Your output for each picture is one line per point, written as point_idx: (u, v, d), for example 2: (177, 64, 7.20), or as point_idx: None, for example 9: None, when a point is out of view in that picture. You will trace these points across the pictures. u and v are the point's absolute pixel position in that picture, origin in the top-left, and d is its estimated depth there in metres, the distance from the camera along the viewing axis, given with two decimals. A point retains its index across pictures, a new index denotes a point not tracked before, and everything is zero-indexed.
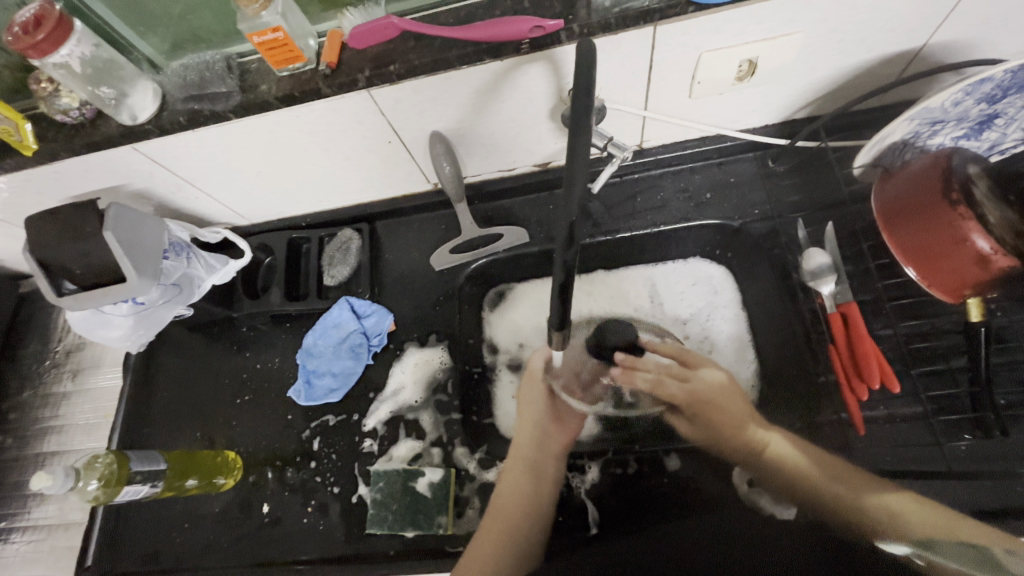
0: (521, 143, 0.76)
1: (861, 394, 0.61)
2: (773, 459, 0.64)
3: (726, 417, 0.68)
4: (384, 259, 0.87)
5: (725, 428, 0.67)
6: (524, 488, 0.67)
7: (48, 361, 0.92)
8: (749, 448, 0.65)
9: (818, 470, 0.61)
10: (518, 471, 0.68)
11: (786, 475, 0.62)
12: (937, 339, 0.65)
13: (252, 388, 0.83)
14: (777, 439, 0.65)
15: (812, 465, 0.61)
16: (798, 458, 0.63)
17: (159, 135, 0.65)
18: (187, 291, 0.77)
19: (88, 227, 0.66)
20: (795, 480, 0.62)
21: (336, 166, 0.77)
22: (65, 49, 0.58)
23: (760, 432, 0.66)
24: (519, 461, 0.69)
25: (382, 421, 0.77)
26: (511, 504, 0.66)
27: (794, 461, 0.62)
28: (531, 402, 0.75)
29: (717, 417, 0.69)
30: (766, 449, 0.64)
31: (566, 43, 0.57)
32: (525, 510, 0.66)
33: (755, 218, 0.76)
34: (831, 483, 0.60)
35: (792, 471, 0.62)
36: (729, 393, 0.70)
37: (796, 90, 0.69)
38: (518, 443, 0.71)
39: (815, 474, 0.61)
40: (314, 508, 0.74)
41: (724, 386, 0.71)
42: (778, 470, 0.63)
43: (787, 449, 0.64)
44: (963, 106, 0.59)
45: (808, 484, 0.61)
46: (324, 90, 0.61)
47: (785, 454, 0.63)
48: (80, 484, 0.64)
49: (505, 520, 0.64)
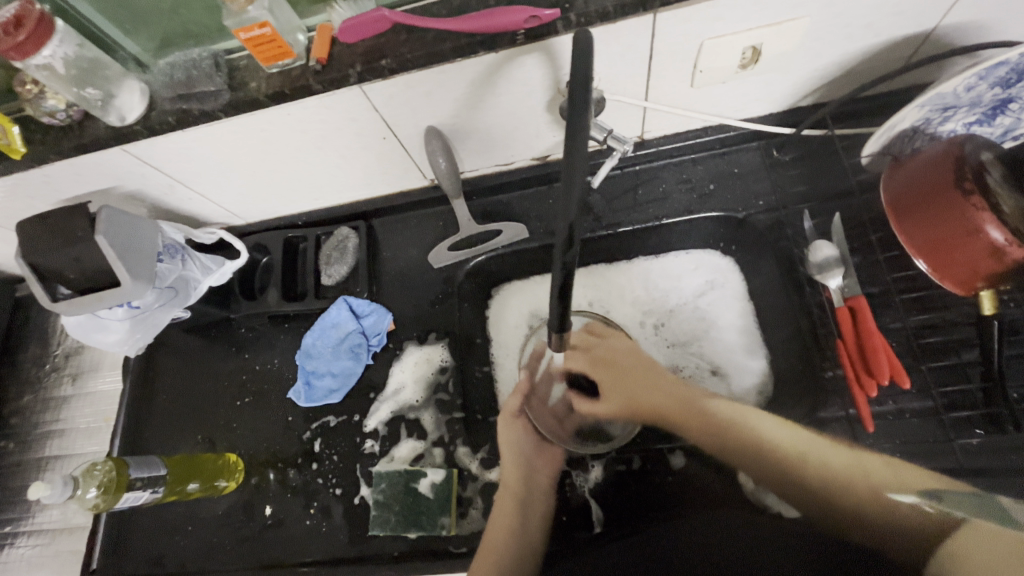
0: (518, 137, 0.74)
1: (869, 390, 0.59)
2: (761, 441, 0.61)
3: (644, 385, 0.71)
4: (381, 257, 0.85)
5: (645, 400, 0.70)
6: (510, 517, 0.65)
7: (48, 365, 0.91)
8: (731, 433, 0.63)
9: (795, 441, 0.60)
10: (505, 511, 0.66)
11: (774, 460, 0.60)
12: (948, 332, 0.63)
13: (252, 389, 0.82)
14: (763, 422, 0.62)
15: (805, 441, 0.60)
16: (787, 439, 0.60)
17: (149, 136, 0.64)
18: (183, 293, 0.76)
19: (80, 231, 0.66)
20: (784, 459, 0.59)
21: (331, 164, 0.75)
22: (48, 49, 0.56)
23: (704, 404, 0.67)
24: (507, 490, 0.68)
25: (382, 422, 0.76)
26: (496, 533, 0.64)
27: (729, 425, 0.64)
28: (511, 438, 0.72)
29: (633, 387, 0.72)
30: (727, 424, 0.64)
31: (563, 34, 0.55)
32: (511, 535, 0.64)
33: (760, 210, 0.74)
34: (827, 467, 0.57)
35: (755, 440, 0.62)
36: (643, 359, 0.73)
37: (802, 77, 0.67)
38: (506, 483, 0.68)
39: (815, 455, 0.59)
40: (316, 510, 0.73)
41: (632, 351, 0.74)
42: (743, 438, 0.62)
43: (730, 414, 0.65)
44: (976, 92, 0.57)
45: (787, 464, 0.59)
46: (315, 87, 0.60)
47: (725, 420, 0.64)
48: (79, 493, 0.63)
49: (491, 558, 0.63)
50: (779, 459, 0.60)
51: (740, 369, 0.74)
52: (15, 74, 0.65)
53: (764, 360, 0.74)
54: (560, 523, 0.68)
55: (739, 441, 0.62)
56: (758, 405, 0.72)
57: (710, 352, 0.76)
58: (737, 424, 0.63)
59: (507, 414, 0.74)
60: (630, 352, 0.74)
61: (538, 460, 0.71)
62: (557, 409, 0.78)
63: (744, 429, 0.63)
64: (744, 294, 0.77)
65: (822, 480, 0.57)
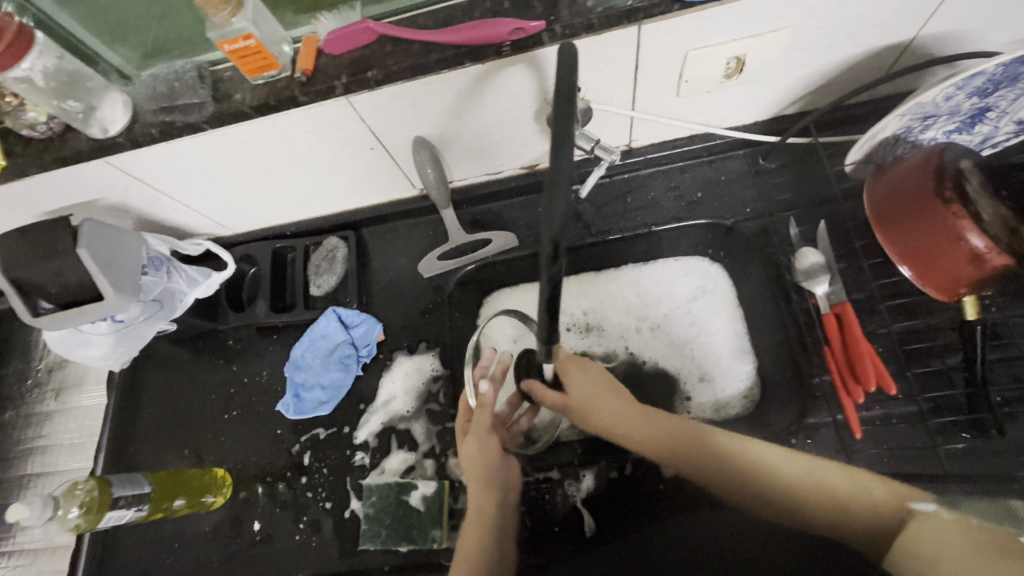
0: (506, 147, 0.74)
1: (857, 397, 0.58)
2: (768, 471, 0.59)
3: (610, 400, 0.68)
4: (370, 266, 0.85)
5: (609, 416, 0.67)
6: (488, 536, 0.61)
7: (30, 380, 0.90)
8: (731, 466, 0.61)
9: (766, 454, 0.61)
10: (476, 527, 0.62)
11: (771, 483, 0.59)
12: (932, 338, 0.64)
13: (240, 402, 0.81)
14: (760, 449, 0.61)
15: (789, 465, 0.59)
16: (791, 467, 0.59)
17: (132, 148, 0.63)
18: (169, 305, 0.76)
19: (62, 245, 0.65)
20: (751, 474, 0.60)
21: (319, 174, 0.75)
22: (27, 62, 0.55)
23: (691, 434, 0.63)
24: (487, 509, 0.63)
25: (373, 433, 0.75)
26: (469, 550, 0.59)
27: (688, 438, 0.64)
28: (478, 451, 0.66)
29: (601, 401, 0.68)
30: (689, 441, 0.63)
31: (548, 45, 0.56)
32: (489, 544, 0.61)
33: (746, 216, 0.75)
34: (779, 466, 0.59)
35: (713, 451, 0.62)
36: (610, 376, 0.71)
37: (785, 86, 0.68)
38: (480, 504, 0.63)
39: (767, 460, 0.60)
40: (307, 524, 0.73)
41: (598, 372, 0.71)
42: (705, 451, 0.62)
43: (691, 430, 0.64)
44: (954, 101, 0.58)
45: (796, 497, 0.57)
46: (300, 98, 0.60)
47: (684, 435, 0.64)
48: (60, 513, 0.60)
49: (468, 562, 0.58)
50: (738, 474, 0.60)
51: (728, 375, 0.75)
52: None
53: (752, 364, 0.74)
54: (529, 530, 0.69)
55: (697, 455, 0.62)
56: (746, 410, 0.73)
57: (700, 358, 0.77)
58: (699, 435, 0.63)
59: (481, 428, 0.67)
60: (599, 370, 0.71)
61: (509, 475, 0.68)
62: (503, 412, 0.75)
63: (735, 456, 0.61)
64: (733, 301, 0.78)
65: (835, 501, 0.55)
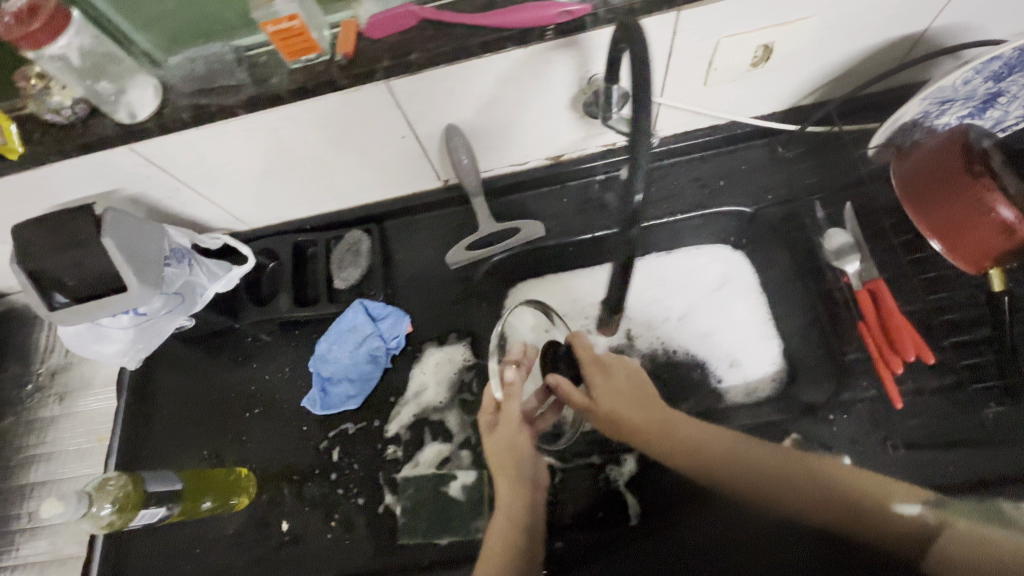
0: (535, 136, 0.75)
1: (895, 367, 0.60)
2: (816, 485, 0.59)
3: (636, 404, 0.65)
4: (395, 259, 0.84)
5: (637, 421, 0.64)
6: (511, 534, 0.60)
7: (30, 385, 0.85)
8: (771, 478, 0.60)
9: (774, 458, 0.61)
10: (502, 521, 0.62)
11: (804, 489, 0.59)
12: (958, 312, 0.66)
13: (263, 400, 0.79)
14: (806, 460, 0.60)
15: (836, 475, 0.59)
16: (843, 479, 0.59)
17: (161, 133, 0.61)
18: (189, 300, 0.73)
19: (84, 233, 0.63)
20: (764, 478, 0.60)
21: (346, 164, 0.75)
22: (65, 40, 0.52)
23: (731, 444, 0.62)
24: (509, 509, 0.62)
25: (404, 426, 0.74)
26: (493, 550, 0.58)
27: (727, 452, 0.62)
28: (505, 447, 0.65)
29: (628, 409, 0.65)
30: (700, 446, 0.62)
31: (591, 29, 0.57)
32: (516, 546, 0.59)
33: (770, 203, 0.77)
34: (812, 474, 0.59)
35: (730, 456, 0.61)
36: (638, 380, 0.69)
37: (806, 76, 0.71)
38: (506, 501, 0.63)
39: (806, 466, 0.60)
40: (338, 523, 0.70)
41: (631, 374, 0.69)
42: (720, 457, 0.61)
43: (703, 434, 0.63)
44: (972, 85, 0.61)
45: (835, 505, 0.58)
46: (340, 81, 0.59)
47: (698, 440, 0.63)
48: (92, 510, 0.57)
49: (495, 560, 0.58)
50: (756, 475, 0.60)
51: (761, 358, 0.75)
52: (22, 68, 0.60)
53: (779, 346, 0.75)
54: (574, 516, 0.68)
55: (711, 461, 0.61)
56: (777, 391, 0.73)
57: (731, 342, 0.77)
58: (718, 439, 0.62)
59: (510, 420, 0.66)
60: (627, 377, 0.69)
61: (536, 474, 0.67)
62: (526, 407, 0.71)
63: (774, 465, 0.60)
64: (757, 286, 0.79)
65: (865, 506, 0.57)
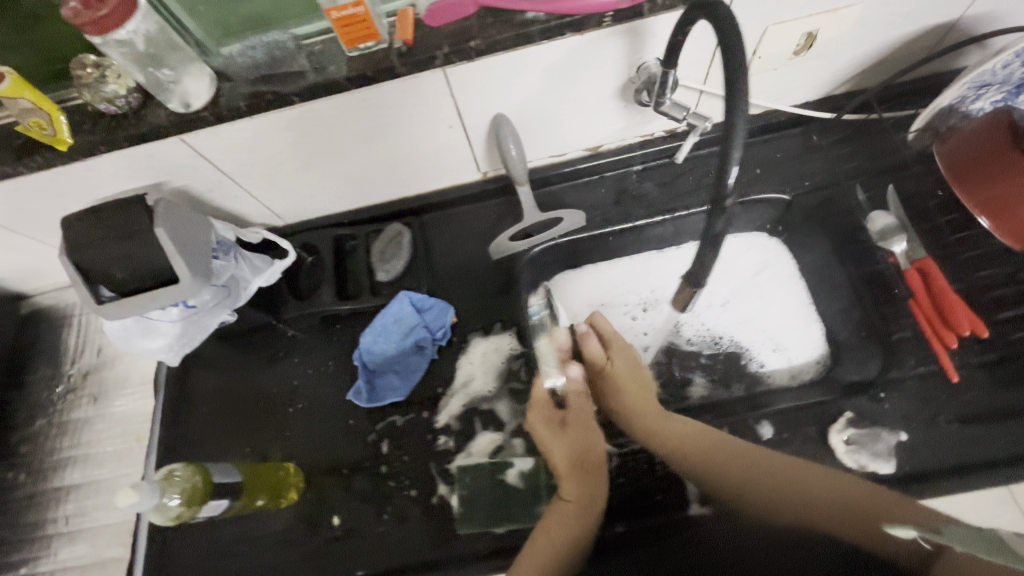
0: (578, 126, 0.76)
1: (949, 342, 0.64)
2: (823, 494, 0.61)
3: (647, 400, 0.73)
4: (434, 251, 0.84)
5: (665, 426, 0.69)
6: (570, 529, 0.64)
7: (62, 386, 0.84)
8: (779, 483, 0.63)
9: (780, 462, 0.64)
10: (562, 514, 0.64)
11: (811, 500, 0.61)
12: (1000, 290, 0.68)
13: (305, 395, 0.78)
14: (814, 469, 0.63)
15: (840, 487, 0.61)
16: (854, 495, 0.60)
17: (215, 123, 0.61)
18: (235, 294, 0.73)
19: (137, 224, 0.62)
20: (774, 483, 0.63)
21: (391, 156, 0.75)
22: (131, 25, 0.52)
23: (749, 453, 0.65)
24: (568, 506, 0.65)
25: (454, 416, 0.73)
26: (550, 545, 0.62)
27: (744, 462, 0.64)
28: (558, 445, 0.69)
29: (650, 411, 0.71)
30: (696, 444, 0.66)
31: (648, 16, 0.58)
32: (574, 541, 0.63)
33: (807, 189, 0.78)
34: (822, 489, 0.61)
35: (747, 465, 0.64)
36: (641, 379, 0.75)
37: (843, 65, 0.73)
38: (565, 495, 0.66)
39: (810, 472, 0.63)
40: (391, 516, 0.69)
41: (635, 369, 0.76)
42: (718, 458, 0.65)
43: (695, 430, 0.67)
44: (1010, 69, 0.63)
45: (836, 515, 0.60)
46: (399, 69, 0.60)
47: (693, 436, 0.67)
48: (161, 500, 0.57)
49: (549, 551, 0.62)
50: (756, 477, 0.64)
51: (805, 343, 0.75)
52: (78, 59, 0.59)
53: (821, 327, 0.75)
54: (632, 502, 0.68)
55: (734, 472, 0.64)
56: (821, 372, 0.73)
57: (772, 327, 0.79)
58: (713, 438, 0.66)
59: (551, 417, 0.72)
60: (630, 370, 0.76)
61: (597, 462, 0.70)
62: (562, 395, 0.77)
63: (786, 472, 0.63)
64: (796, 272, 0.79)
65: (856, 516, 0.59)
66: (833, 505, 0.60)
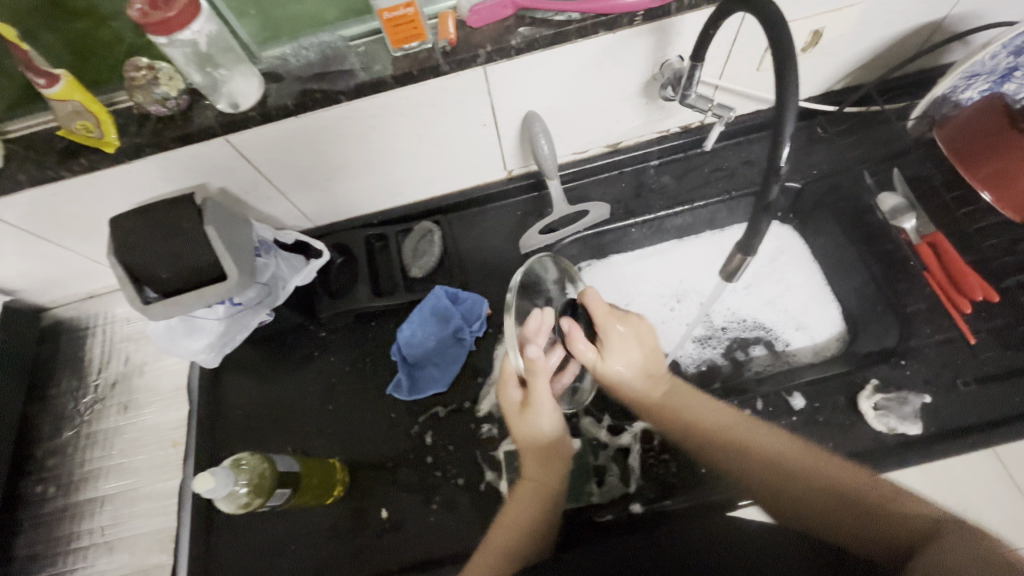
0: (602, 122, 0.80)
1: (962, 307, 0.68)
2: (827, 483, 0.56)
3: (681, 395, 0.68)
4: (463, 247, 0.86)
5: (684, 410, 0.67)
6: (529, 511, 0.62)
7: (88, 397, 0.82)
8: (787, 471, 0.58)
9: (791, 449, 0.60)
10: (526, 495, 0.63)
11: (817, 489, 0.56)
12: (1002, 261, 0.73)
13: (344, 392, 0.78)
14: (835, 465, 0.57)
15: (850, 479, 0.55)
16: (859, 486, 0.54)
17: (262, 122, 0.63)
18: (274, 292, 0.74)
19: (186, 222, 0.63)
20: (784, 470, 0.58)
21: (423, 155, 0.77)
22: (196, 25, 0.54)
23: (761, 441, 0.61)
24: (532, 488, 0.64)
25: (496, 405, 0.75)
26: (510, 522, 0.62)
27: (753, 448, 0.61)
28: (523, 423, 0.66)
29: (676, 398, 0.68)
30: (718, 430, 0.63)
31: (675, 15, 0.63)
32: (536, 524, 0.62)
33: (815, 177, 0.83)
34: (829, 479, 0.56)
35: (758, 451, 0.61)
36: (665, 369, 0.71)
37: (844, 62, 0.78)
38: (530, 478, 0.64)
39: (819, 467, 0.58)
40: (440, 504, 0.70)
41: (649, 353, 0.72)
42: (731, 450, 0.62)
43: (719, 420, 0.65)
44: (997, 59, 0.68)
45: (837, 504, 0.54)
46: (443, 67, 0.63)
47: (714, 426, 0.64)
48: (233, 487, 0.57)
49: (516, 531, 0.61)
50: (767, 457, 0.60)
51: (825, 320, 0.80)
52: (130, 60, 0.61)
53: (837, 306, 0.80)
54: (676, 479, 0.69)
55: (744, 455, 0.61)
56: (842, 348, 0.78)
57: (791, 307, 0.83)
58: (735, 424, 0.64)
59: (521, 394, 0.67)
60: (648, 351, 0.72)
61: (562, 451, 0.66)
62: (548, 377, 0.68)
63: (784, 459, 0.59)
64: (809, 256, 0.84)
65: (847, 502, 0.54)
66: (849, 499, 0.54)
